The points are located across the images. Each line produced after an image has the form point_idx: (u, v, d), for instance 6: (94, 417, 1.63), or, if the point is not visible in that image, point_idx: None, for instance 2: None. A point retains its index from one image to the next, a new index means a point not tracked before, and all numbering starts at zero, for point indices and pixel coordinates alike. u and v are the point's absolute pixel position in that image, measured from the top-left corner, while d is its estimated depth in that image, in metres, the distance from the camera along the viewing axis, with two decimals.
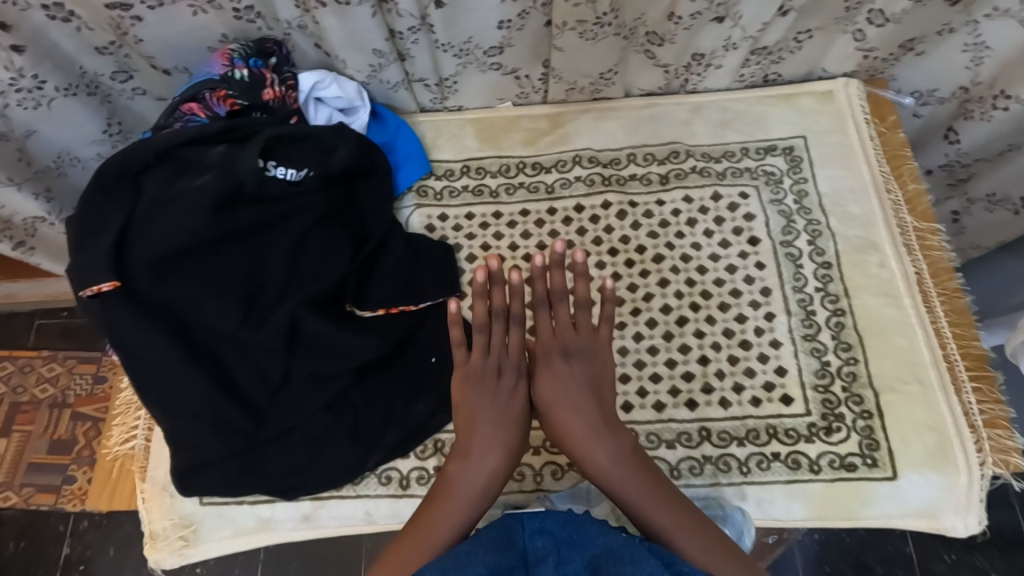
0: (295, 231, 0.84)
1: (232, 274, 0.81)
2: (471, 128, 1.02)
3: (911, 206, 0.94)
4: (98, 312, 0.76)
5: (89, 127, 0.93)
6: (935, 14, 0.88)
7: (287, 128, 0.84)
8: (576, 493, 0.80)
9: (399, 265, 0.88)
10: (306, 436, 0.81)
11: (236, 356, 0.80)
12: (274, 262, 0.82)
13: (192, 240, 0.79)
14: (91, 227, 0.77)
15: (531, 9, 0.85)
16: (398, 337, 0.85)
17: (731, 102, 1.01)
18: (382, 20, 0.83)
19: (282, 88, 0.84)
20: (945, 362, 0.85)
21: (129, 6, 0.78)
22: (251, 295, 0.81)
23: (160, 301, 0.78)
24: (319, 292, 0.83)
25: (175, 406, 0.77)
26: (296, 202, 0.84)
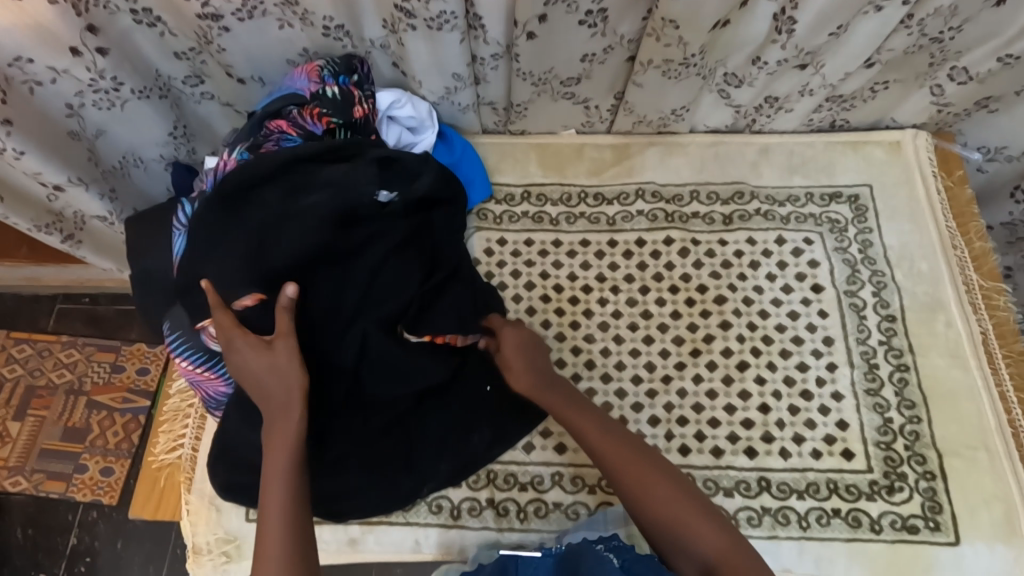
0: (376, 255, 0.80)
1: (317, 294, 0.78)
2: (534, 154, 1.01)
3: (977, 264, 0.94)
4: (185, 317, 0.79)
5: (157, 129, 0.92)
6: (1019, 76, 0.87)
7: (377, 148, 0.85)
8: (594, 522, 0.80)
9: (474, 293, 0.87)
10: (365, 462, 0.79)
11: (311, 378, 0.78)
12: (358, 286, 0.79)
13: (293, 263, 0.77)
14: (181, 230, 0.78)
15: (616, 45, 0.83)
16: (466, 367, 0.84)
17: (798, 145, 1.01)
18: (468, 47, 0.81)
19: (369, 104, 0.84)
20: (1010, 427, 0.84)
21: (220, 17, 0.77)
22: (329, 316, 0.78)
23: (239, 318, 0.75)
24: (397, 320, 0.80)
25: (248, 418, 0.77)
26: (383, 228, 0.82)
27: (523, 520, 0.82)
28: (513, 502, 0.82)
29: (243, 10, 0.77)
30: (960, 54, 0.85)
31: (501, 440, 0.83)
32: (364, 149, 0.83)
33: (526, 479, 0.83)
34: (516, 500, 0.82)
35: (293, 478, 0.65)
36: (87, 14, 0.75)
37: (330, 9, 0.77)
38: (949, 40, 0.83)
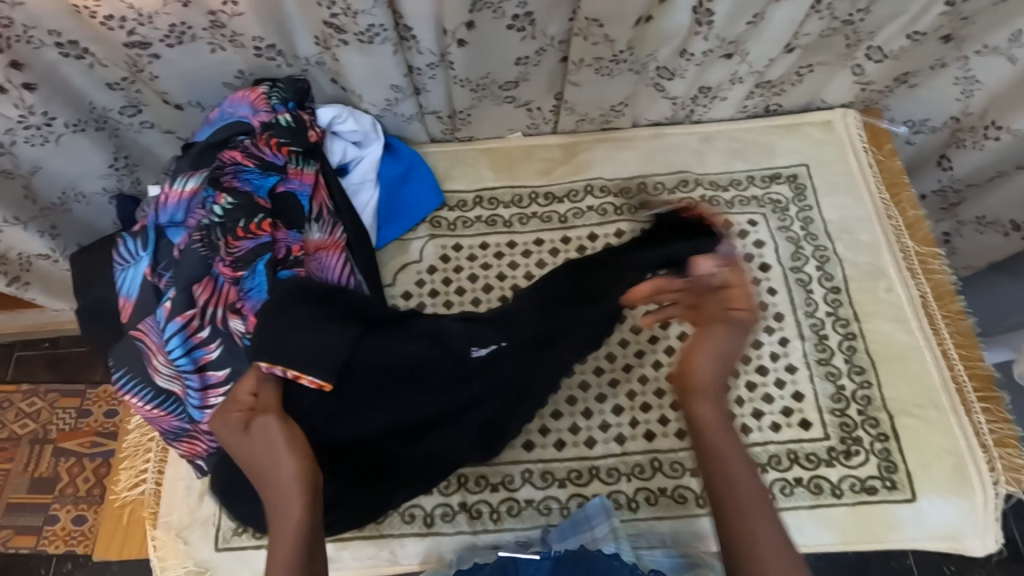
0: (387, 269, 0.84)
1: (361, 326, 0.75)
2: (482, 159, 1.02)
3: (912, 231, 0.98)
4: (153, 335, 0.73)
5: (96, 162, 0.91)
6: (930, 50, 0.92)
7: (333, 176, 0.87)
8: (577, 523, 0.78)
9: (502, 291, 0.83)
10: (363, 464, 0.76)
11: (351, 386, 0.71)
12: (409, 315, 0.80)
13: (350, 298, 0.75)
14: (124, 257, 0.75)
15: (548, 46, 0.85)
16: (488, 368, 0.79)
17: (736, 131, 1.04)
18: (402, 58, 0.82)
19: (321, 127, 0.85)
20: (954, 383, 0.88)
21: (149, 45, 0.77)
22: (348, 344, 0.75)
23: (195, 338, 0.72)
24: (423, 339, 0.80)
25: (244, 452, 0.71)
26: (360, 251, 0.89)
27: (497, 520, 0.82)
28: (485, 503, 0.83)
29: (171, 36, 0.76)
30: (873, 33, 0.90)
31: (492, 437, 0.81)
32: (330, 178, 0.86)
33: (497, 479, 0.84)
34: (489, 501, 0.83)
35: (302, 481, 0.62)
36: (10, 49, 0.74)
37: (260, 29, 0.77)
38: (860, 21, 0.87)
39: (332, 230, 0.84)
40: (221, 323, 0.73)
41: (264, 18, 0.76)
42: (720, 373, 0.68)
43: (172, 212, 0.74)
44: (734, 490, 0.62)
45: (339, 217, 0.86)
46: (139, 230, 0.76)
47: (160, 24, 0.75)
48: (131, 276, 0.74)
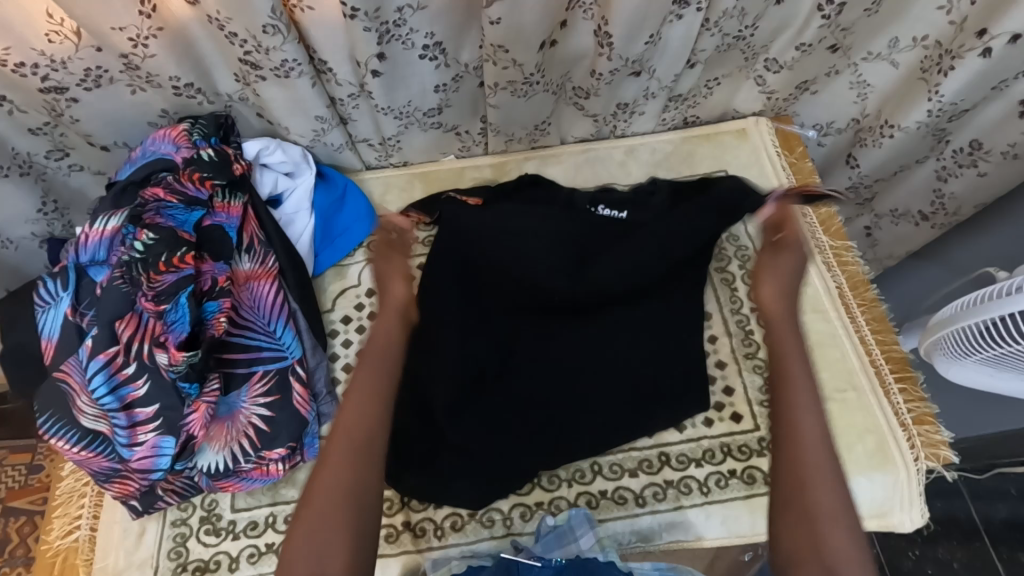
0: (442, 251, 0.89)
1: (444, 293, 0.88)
2: (416, 182, 1.05)
3: (825, 226, 1.04)
4: (76, 373, 0.72)
5: (22, 207, 0.91)
6: (821, 59, 0.99)
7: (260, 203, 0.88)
8: (562, 534, 0.78)
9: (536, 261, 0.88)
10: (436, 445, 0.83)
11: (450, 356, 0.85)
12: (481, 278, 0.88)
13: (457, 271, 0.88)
14: (44, 299, 0.74)
15: (464, 73, 0.90)
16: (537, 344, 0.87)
17: (658, 143, 1.09)
18: (322, 89, 0.85)
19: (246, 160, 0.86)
20: (872, 367, 0.92)
21: (65, 89, 0.78)
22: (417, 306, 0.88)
23: (120, 375, 0.72)
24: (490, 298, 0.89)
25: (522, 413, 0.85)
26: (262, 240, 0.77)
27: (442, 536, 0.82)
28: (429, 520, 0.83)
29: (88, 79, 0.78)
30: (766, 46, 0.97)
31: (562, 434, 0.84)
32: (259, 208, 0.88)
33: None
34: (433, 518, 0.83)
35: (357, 466, 0.62)
36: None
37: (175, 69, 0.79)
38: (751, 36, 0.94)
39: (265, 258, 0.86)
40: (147, 358, 0.73)
41: (179, 58, 0.78)
42: (784, 301, 0.73)
43: (94, 250, 0.75)
44: (800, 471, 0.61)
45: (271, 246, 0.87)
46: (60, 271, 0.75)
47: (75, 69, 0.76)
48: (51, 318, 0.74)
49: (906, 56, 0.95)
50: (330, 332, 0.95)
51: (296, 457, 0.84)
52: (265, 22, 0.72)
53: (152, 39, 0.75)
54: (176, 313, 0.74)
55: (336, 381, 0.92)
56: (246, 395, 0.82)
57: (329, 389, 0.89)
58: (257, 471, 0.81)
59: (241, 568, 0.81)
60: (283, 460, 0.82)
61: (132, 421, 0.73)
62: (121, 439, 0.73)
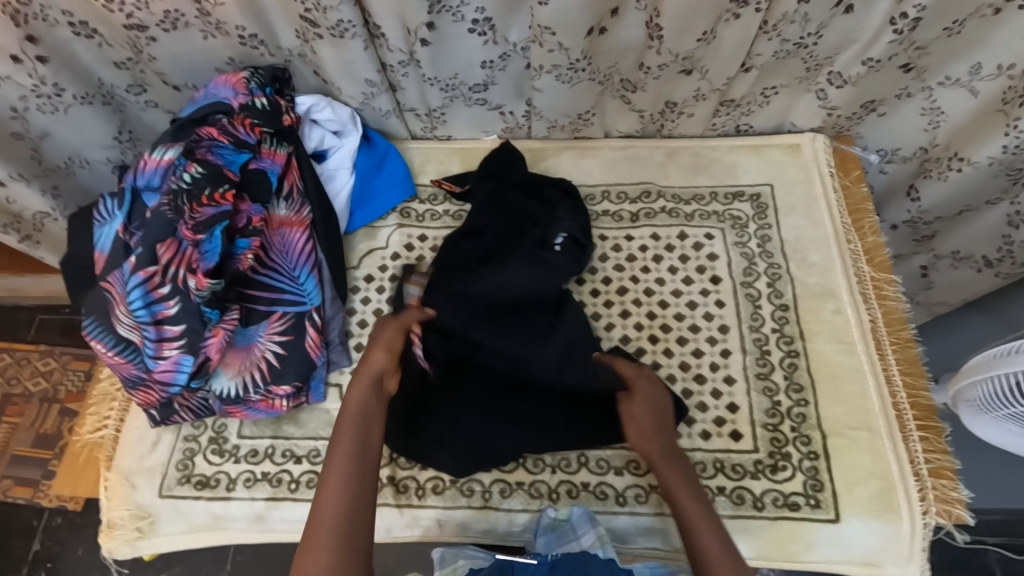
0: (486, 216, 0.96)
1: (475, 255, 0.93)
2: (456, 157, 1.07)
3: (870, 257, 0.98)
4: (118, 285, 0.80)
5: (101, 133, 1.00)
6: (891, 79, 0.92)
7: (302, 153, 0.92)
8: (564, 533, 0.78)
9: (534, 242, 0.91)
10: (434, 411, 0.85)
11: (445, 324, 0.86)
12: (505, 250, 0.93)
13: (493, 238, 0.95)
14: (102, 215, 0.82)
15: (511, 52, 0.91)
16: (506, 331, 0.87)
17: (704, 148, 1.06)
18: (374, 54, 0.89)
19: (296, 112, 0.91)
20: (894, 410, 0.87)
21: (146, 28, 0.86)
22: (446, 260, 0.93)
23: (156, 294, 0.79)
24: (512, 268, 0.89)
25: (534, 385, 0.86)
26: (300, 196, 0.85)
27: (422, 496, 0.85)
28: (412, 479, 0.86)
29: (166, 21, 0.85)
30: (831, 59, 0.91)
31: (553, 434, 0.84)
32: (302, 159, 0.92)
33: None
34: (416, 478, 0.86)
35: (352, 514, 0.65)
36: (26, 25, 0.83)
37: (241, 19, 0.85)
38: (814, 45, 0.89)
39: (300, 208, 0.92)
40: (180, 282, 0.79)
41: (246, 9, 0.83)
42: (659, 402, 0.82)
43: (149, 177, 0.82)
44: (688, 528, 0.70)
45: (308, 198, 0.92)
46: (118, 191, 0.83)
47: (155, 10, 0.83)
48: (105, 233, 0.81)
49: (987, 85, 0.87)
50: (351, 288, 0.99)
51: (301, 397, 0.89)
52: None
53: None
54: (210, 244, 0.80)
55: (349, 334, 0.96)
56: (264, 331, 0.87)
57: (342, 339, 0.94)
58: (262, 403, 0.87)
59: (236, 490, 0.87)
60: (288, 398, 0.87)
61: (160, 336, 0.80)
62: (148, 351, 0.80)
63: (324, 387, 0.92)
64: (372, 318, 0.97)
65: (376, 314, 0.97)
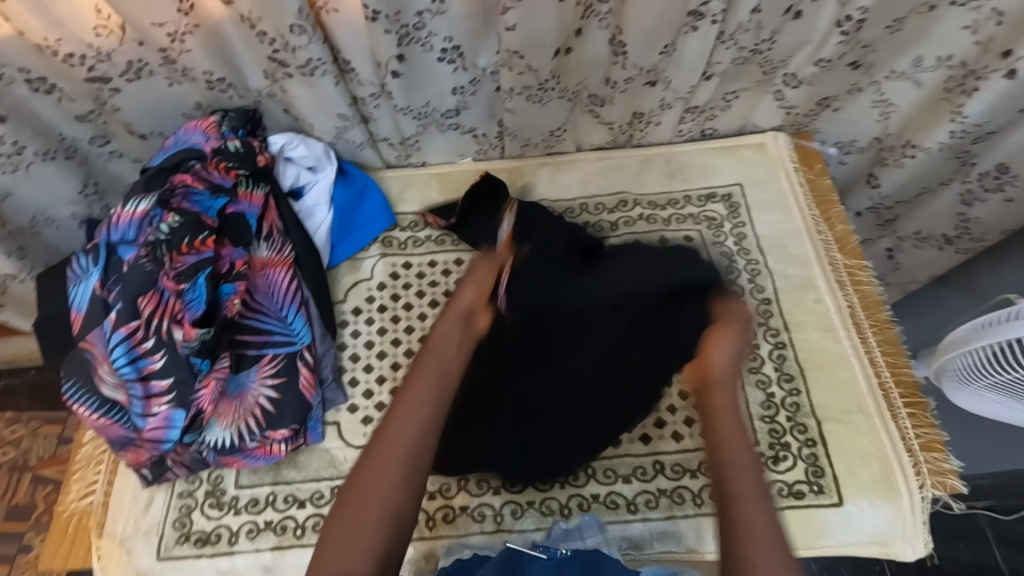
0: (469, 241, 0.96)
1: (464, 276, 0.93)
2: (433, 182, 1.08)
3: (841, 245, 1.02)
4: (100, 344, 0.77)
5: (66, 189, 0.97)
6: (842, 76, 0.98)
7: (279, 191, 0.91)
8: (568, 533, 0.78)
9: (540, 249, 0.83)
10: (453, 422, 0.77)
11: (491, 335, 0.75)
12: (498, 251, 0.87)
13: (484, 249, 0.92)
14: (76, 273, 0.79)
15: (481, 77, 0.92)
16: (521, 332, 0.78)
17: (674, 154, 1.10)
18: (345, 89, 0.89)
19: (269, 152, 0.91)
20: (881, 390, 0.90)
21: (109, 79, 0.84)
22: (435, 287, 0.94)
23: (140, 349, 0.76)
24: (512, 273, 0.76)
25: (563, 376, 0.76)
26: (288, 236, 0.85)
27: (434, 527, 0.84)
28: (422, 511, 0.85)
29: (130, 71, 0.84)
30: (785, 61, 0.96)
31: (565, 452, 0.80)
32: (280, 198, 0.91)
33: (434, 487, 0.86)
34: (426, 508, 0.85)
35: (396, 522, 0.58)
36: None
37: (208, 64, 0.84)
38: (769, 50, 0.93)
39: (282, 247, 0.90)
40: (165, 334, 0.77)
41: (213, 54, 0.83)
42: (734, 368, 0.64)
43: (124, 230, 0.79)
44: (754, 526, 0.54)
45: (289, 236, 0.91)
46: (91, 247, 0.80)
47: (118, 61, 0.82)
48: (81, 291, 0.79)
49: (930, 76, 0.93)
50: (340, 322, 0.98)
51: (299, 440, 0.87)
52: (292, 22, 0.77)
53: (189, 35, 0.80)
54: (193, 293, 0.79)
55: (342, 369, 0.94)
56: (256, 376, 0.85)
57: (336, 376, 0.93)
58: (260, 450, 0.84)
59: (240, 543, 0.84)
60: (286, 441, 0.85)
61: (147, 392, 0.78)
62: (137, 409, 0.77)
63: (322, 427, 0.90)
64: (364, 351, 0.96)
65: (368, 346, 0.96)
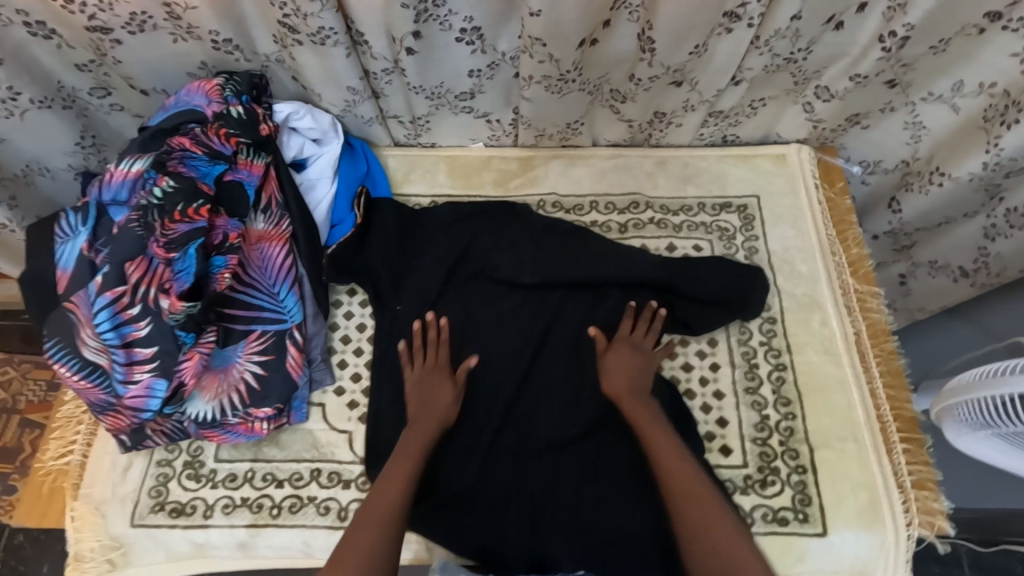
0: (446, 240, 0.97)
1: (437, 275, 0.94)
2: (442, 165, 1.05)
3: (854, 269, 0.99)
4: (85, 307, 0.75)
5: (63, 139, 0.94)
6: (876, 93, 0.93)
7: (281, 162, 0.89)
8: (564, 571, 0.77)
9: (563, 281, 0.94)
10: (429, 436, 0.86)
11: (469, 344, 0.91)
12: (475, 275, 0.96)
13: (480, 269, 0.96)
14: (64, 231, 0.77)
15: (500, 61, 0.88)
16: (519, 347, 0.91)
17: (691, 158, 1.06)
18: (356, 61, 0.85)
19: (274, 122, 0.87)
20: (878, 421, 0.88)
21: (110, 31, 0.80)
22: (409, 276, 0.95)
23: (124, 315, 0.75)
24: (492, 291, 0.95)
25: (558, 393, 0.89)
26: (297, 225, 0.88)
27: None
28: None
29: (133, 24, 0.80)
30: (819, 73, 0.91)
31: (559, 475, 0.84)
32: (281, 170, 0.89)
33: None
34: None
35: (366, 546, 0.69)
36: None
37: (215, 24, 0.80)
38: (803, 60, 0.89)
39: (279, 221, 0.88)
40: (151, 302, 0.75)
41: (219, 14, 0.78)
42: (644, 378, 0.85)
43: (116, 190, 0.77)
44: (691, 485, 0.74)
45: (288, 210, 0.89)
46: (82, 205, 0.77)
47: (120, 11, 0.78)
48: (68, 250, 0.76)
49: (969, 103, 0.89)
50: (334, 302, 0.97)
51: (282, 419, 0.86)
52: None
53: None
54: (183, 263, 0.75)
55: (331, 351, 0.93)
56: (243, 351, 0.84)
57: (324, 356, 0.91)
58: (241, 427, 0.83)
59: (215, 517, 0.83)
60: (269, 420, 0.84)
61: (130, 359, 0.76)
62: (118, 376, 0.76)
63: (307, 407, 0.89)
64: (355, 333, 0.95)
65: (360, 329, 0.95)
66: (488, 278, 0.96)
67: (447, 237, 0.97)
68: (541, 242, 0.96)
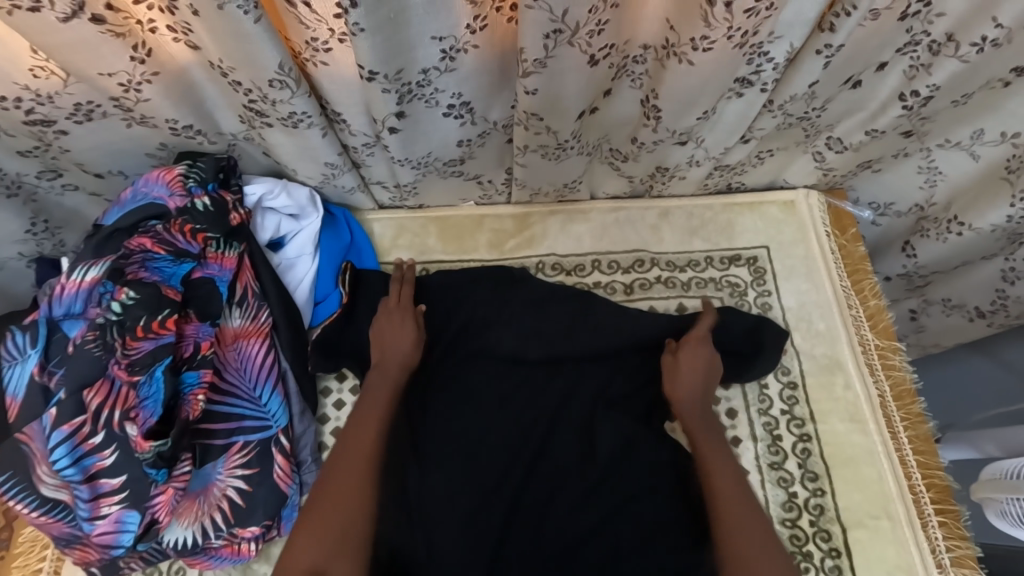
0: (436, 315, 0.89)
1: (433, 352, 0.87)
2: (431, 229, 0.98)
3: (872, 322, 0.94)
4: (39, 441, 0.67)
5: (11, 227, 0.84)
6: (891, 142, 0.88)
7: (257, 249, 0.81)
8: None
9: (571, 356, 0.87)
10: (421, 520, 0.73)
11: (472, 425, 0.82)
12: (475, 350, 0.87)
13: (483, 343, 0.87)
14: (11, 353, 0.68)
15: (491, 130, 0.81)
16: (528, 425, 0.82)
17: (696, 208, 1.00)
18: (334, 138, 0.77)
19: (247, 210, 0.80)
20: (911, 493, 0.83)
21: (54, 121, 0.71)
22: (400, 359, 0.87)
23: (86, 446, 0.67)
24: (494, 367, 0.86)
25: (570, 476, 0.78)
26: (277, 316, 0.81)
27: None
28: None
29: (79, 114, 0.71)
30: (831, 126, 0.86)
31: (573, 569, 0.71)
32: (257, 257, 0.81)
33: None
34: None
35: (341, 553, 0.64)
36: None
37: (172, 112, 0.72)
38: (817, 117, 0.83)
39: (257, 313, 0.80)
40: (115, 427, 0.67)
41: (177, 101, 0.70)
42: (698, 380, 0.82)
43: (68, 303, 0.69)
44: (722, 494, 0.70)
45: (266, 299, 0.81)
46: (29, 323, 0.68)
47: (62, 103, 0.69)
48: (17, 375, 0.67)
49: (990, 151, 0.84)
50: (322, 390, 0.89)
51: (272, 533, 0.77)
52: (272, 77, 0.65)
53: (146, 84, 0.67)
54: (150, 389, 0.67)
55: (323, 448, 0.85)
56: (223, 466, 0.75)
57: (315, 457, 0.83)
58: (226, 549, 0.75)
59: None
60: (257, 539, 0.75)
61: (95, 492, 0.68)
62: (82, 512, 0.67)
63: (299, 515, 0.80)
64: None
65: None
66: (488, 356, 0.87)
67: (440, 310, 0.89)
68: (543, 312, 0.88)
